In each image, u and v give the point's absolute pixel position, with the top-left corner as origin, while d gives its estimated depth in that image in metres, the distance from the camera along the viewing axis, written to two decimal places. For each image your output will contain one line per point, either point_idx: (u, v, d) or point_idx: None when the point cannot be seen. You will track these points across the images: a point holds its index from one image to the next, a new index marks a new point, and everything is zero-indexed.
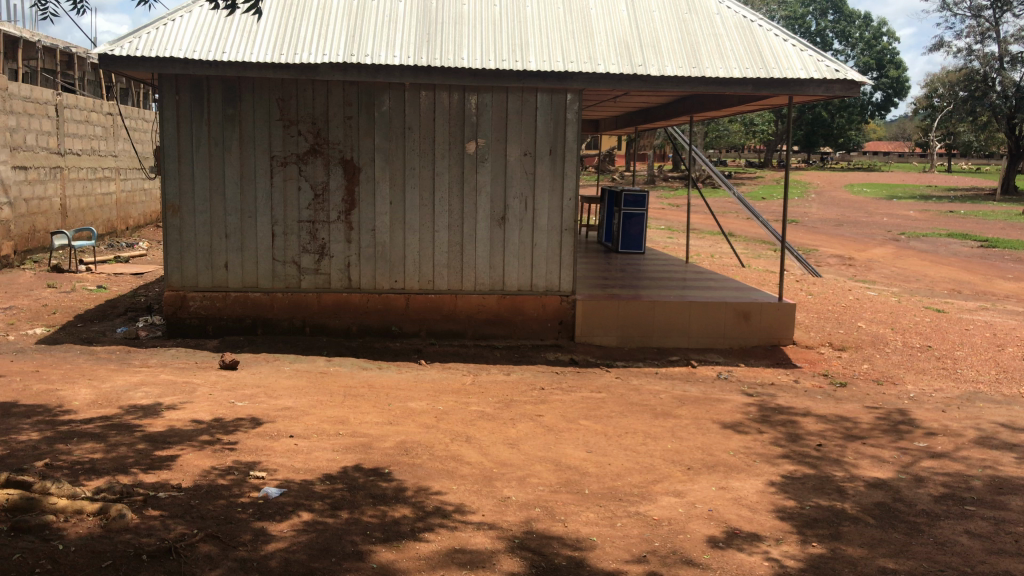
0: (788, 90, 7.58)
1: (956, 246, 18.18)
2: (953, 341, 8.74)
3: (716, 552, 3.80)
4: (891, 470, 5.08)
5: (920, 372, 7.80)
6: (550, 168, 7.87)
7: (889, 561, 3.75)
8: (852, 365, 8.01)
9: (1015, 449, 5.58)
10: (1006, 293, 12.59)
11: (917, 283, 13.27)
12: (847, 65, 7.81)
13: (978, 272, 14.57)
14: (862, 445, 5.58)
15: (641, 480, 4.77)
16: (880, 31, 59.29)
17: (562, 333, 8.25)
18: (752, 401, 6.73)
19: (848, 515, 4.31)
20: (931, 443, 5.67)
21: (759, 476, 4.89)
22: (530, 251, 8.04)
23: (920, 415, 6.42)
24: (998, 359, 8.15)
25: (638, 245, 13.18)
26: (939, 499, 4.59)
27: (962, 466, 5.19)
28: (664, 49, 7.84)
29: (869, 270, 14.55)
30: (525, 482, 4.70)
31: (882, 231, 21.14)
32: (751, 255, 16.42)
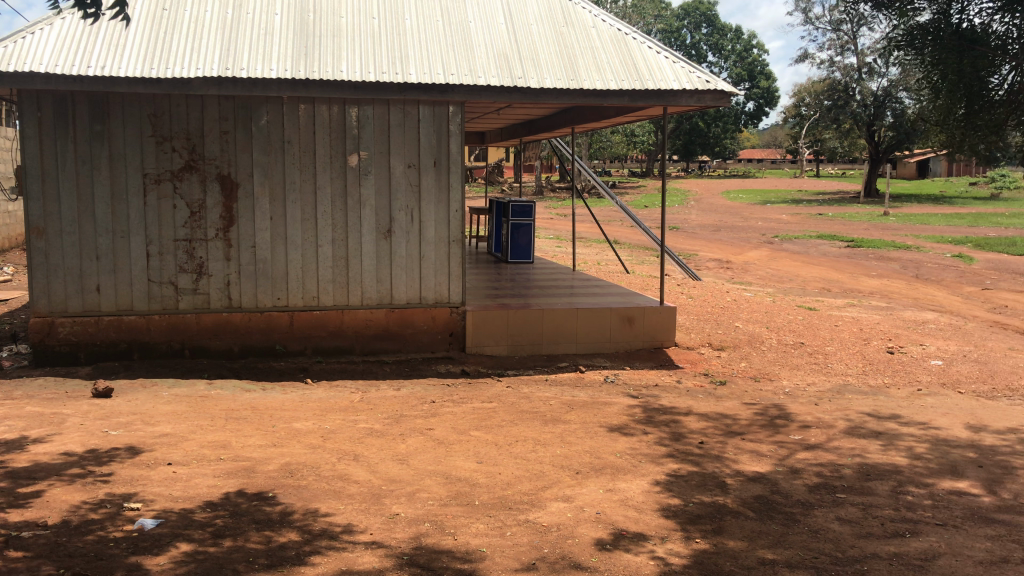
0: (662, 101, 7.84)
1: (825, 247, 19.14)
2: (823, 337, 9.17)
3: (603, 554, 3.85)
4: (769, 463, 5.28)
5: (794, 367, 8.15)
6: (435, 179, 7.86)
7: (767, 552, 3.89)
8: (731, 364, 8.29)
9: (882, 437, 5.89)
10: (871, 290, 13.31)
11: (790, 283, 13.86)
12: (718, 76, 8.11)
13: (845, 271, 15.34)
14: (742, 441, 5.77)
15: (530, 488, 4.79)
16: (750, 43, 62.03)
17: (452, 344, 8.24)
18: (638, 403, 6.87)
19: (730, 510, 4.43)
20: (805, 435, 5.92)
21: (646, 477, 4.99)
22: (418, 264, 7.99)
23: (794, 409, 6.71)
24: (865, 353, 8.58)
25: (526, 255, 13.29)
26: (814, 489, 4.78)
27: (834, 456, 5.44)
28: (542, 61, 7.95)
29: (746, 272, 15.10)
30: (414, 497, 4.65)
31: (757, 235, 22.01)
32: (636, 261, 16.81)
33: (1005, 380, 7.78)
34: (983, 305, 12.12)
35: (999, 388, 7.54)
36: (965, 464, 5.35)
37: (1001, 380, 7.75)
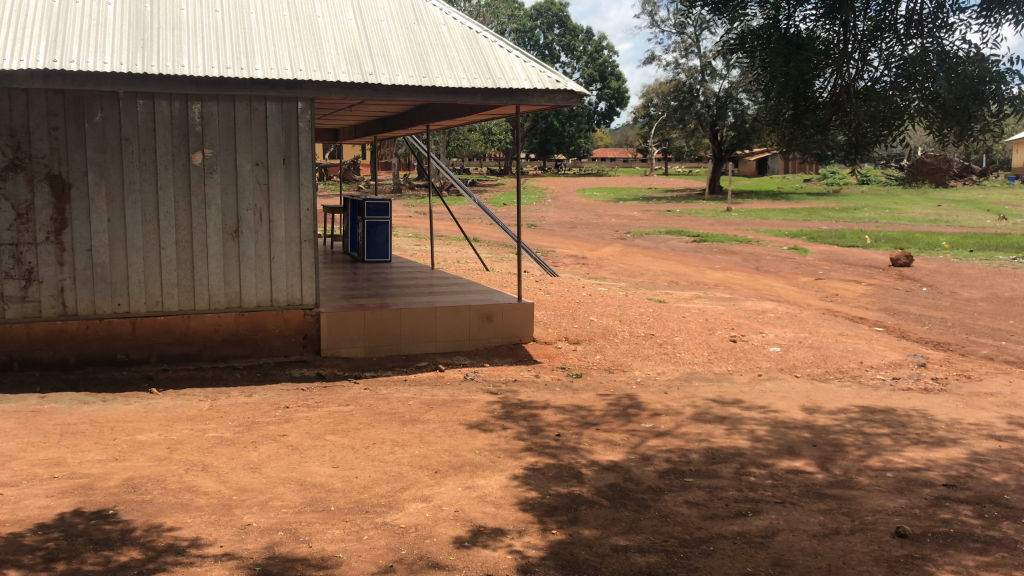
0: (514, 100, 7.93)
1: (673, 242, 19.91)
2: (672, 328, 9.53)
3: (461, 552, 3.85)
4: (622, 452, 5.43)
5: (645, 358, 8.43)
6: (284, 178, 7.65)
7: (621, 539, 3.99)
8: (586, 357, 8.48)
9: (726, 422, 6.18)
10: (715, 282, 13.95)
11: (641, 277, 14.33)
12: (567, 76, 8.28)
13: (692, 265, 16.02)
14: (596, 431, 5.91)
15: (388, 490, 4.73)
16: (600, 45, 63.75)
17: (307, 347, 8.04)
18: (496, 399, 6.92)
19: (585, 500, 4.52)
20: (656, 423, 6.13)
21: (504, 472, 5.02)
22: (268, 264, 7.75)
23: (646, 398, 6.93)
24: (711, 342, 8.98)
25: (383, 254, 13.15)
26: (664, 475, 4.96)
27: (682, 442, 5.65)
28: (393, 58, 7.86)
29: (600, 268, 15.49)
30: (267, 506, 4.49)
31: (610, 231, 22.66)
32: (494, 258, 16.96)
33: (835, 363, 8.32)
34: (817, 295, 12.92)
35: (830, 371, 8.07)
36: (801, 443, 5.68)
37: (832, 364, 8.29)
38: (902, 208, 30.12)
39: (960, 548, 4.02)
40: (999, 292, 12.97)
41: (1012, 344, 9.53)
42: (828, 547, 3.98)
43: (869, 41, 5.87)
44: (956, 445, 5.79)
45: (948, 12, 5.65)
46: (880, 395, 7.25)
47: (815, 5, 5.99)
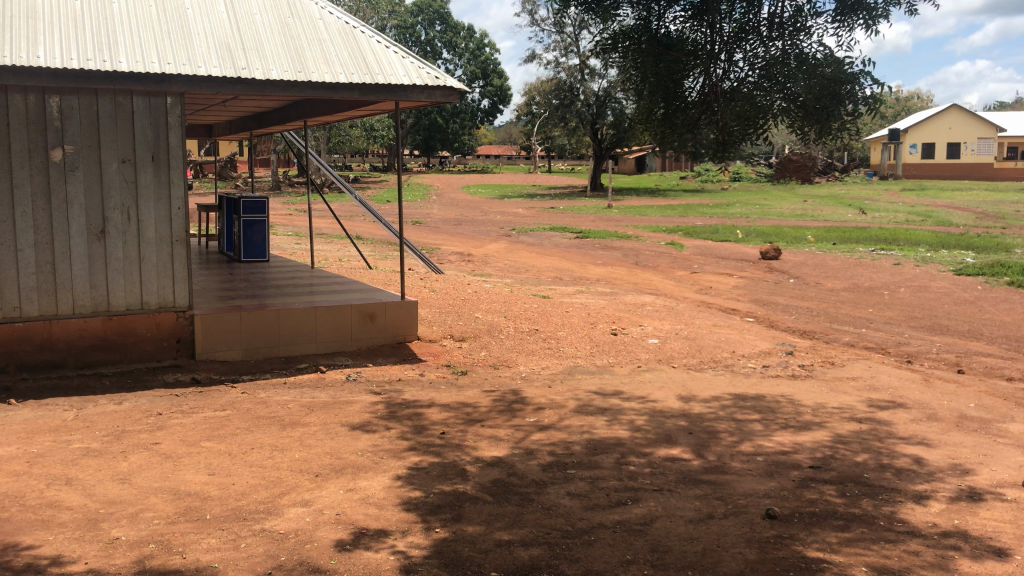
0: (392, 95, 7.85)
1: (557, 238, 20.18)
2: (556, 323, 9.64)
3: (343, 555, 3.78)
4: (506, 447, 5.46)
5: (530, 353, 8.50)
6: (153, 176, 7.34)
7: (504, 533, 4.02)
8: (471, 354, 8.49)
9: (607, 413, 6.30)
10: (597, 277, 14.21)
11: (525, 273, 14.46)
12: (446, 72, 8.26)
13: (575, 260, 16.27)
14: (480, 428, 5.92)
15: (266, 496, 4.60)
16: (482, 43, 63.96)
17: (181, 351, 7.73)
18: (380, 399, 6.83)
19: (469, 497, 4.52)
20: (539, 417, 6.20)
21: (387, 472, 4.97)
22: (138, 266, 7.41)
23: (530, 393, 7.00)
24: (593, 336, 9.14)
25: (262, 253, 12.79)
26: (547, 468, 5.02)
27: (565, 435, 5.74)
28: (267, 52, 7.64)
29: (485, 265, 15.53)
30: (137, 518, 4.29)
31: (495, 228, 22.77)
32: (378, 256, 16.76)
33: (710, 353, 8.62)
34: (693, 288, 13.35)
35: (705, 361, 8.35)
36: (678, 432, 5.86)
37: (707, 354, 8.58)
38: (771, 203, 31.51)
39: (824, 526, 4.24)
40: (859, 283, 13.74)
41: (870, 331, 10.11)
42: (703, 531, 4.12)
43: (734, 43, 6.09)
44: (821, 429, 6.10)
45: (806, 16, 5.92)
46: (751, 382, 7.56)
47: (684, 7, 6.17)
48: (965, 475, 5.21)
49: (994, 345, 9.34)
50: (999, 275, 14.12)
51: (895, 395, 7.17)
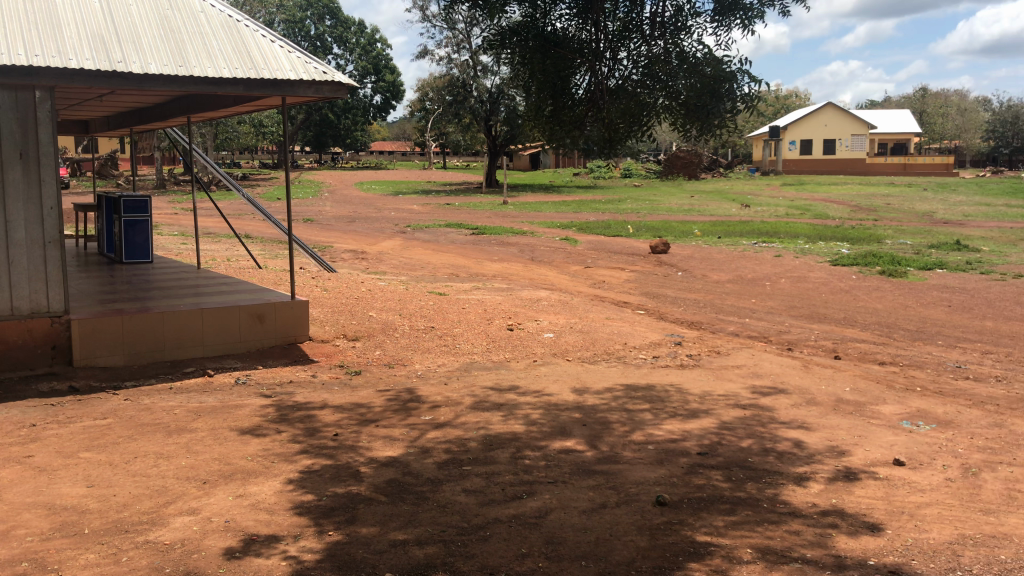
0: (279, 91, 7.67)
1: (453, 234, 20.14)
2: (451, 320, 9.61)
3: (232, 563, 3.68)
4: (401, 446, 5.42)
5: (425, 351, 8.45)
6: (22, 174, 6.93)
7: (399, 533, 3.99)
8: (365, 353, 8.38)
9: (502, 409, 6.34)
10: (493, 273, 14.26)
11: (420, 270, 14.37)
12: (334, 68, 8.13)
13: (471, 257, 16.28)
14: (375, 428, 5.86)
15: (150, 506, 4.42)
16: (373, 38, 63.28)
17: (57, 359, 7.33)
18: (271, 402, 6.67)
19: (363, 498, 4.47)
20: (435, 415, 6.18)
21: (278, 477, 4.85)
22: (6, 271, 6.98)
23: (425, 391, 6.96)
24: (488, 332, 9.17)
25: (145, 254, 12.30)
26: (442, 466, 5.01)
27: (460, 432, 5.74)
28: (145, 45, 7.33)
29: (379, 262, 15.35)
30: (8, 537, 4.06)
31: (390, 225, 22.55)
32: (269, 255, 16.36)
33: (603, 346, 8.77)
34: (587, 282, 13.55)
35: (599, 354, 8.50)
36: (571, 424, 5.94)
37: (601, 347, 8.73)
38: (661, 198, 32.37)
39: (711, 510, 4.38)
40: (744, 274, 14.23)
41: (755, 321, 10.50)
42: (596, 521, 4.19)
43: (619, 41, 6.20)
44: (708, 416, 6.30)
45: (686, 15, 6.07)
46: (643, 373, 7.73)
47: (569, 5, 6.23)
48: (841, 456, 5.47)
49: (868, 332, 9.84)
50: (871, 264, 14.88)
51: (777, 381, 7.47)
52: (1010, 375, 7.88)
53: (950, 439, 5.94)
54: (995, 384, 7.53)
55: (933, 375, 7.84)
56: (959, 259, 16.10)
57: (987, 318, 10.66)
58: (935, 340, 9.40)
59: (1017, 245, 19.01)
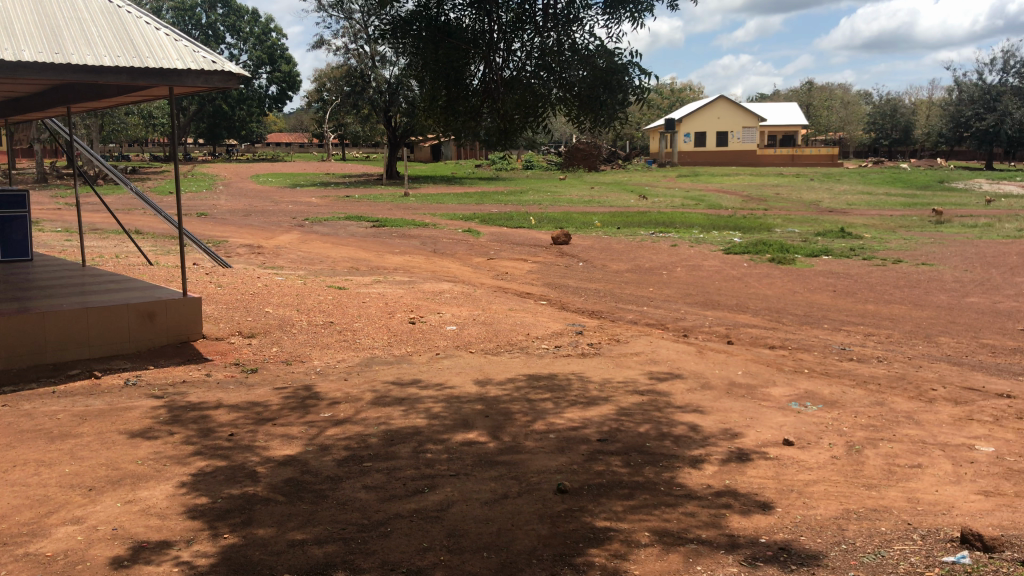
0: (165, 81, 7.38)
1: (353, 227, 19.84)
2: (351, 314, 9.45)
3: (121, 573, 3.53)
4: (299, 444, 5.31)
5: (324, 346, 8.30)
6: None
7: (297, 533, 3.92)
8: (261, 350, 8.15)
9: (404, 403, 6.29)
10: (394, 266, 14.11)
11: (320, 264, 14.11)
12: (224, 57, 7.89)
13: (371, 250, 16.07)
14: (272, 426, 5.72)
15: (31, 516, 4.20)
16: (268, 28, 61.73)
17: None
18: (162, 403, 6.43)
19: (259, 498, 4.36)
20: (335, 412, 6.08)
21: (169, 480, 4.68)
22: None
23: (323, 387, 6.84)
24: (389, 325, 9.07)
25: (24, 252, 11.66)
26: (342, 463, 4.94)
27: (360, 428, 5.67)
28: (17, 31, 6.92)
29: (276, 257, 14.99)
30: None
31: (288, 218, 22.04)
32: (160, 251, 15.76)
33: (506, 337, 8.80)
34: (489, 273, 13.56)
35: (501, 345, 8.52)
36: (473, 416, 5.94)
37: (503, 338, 8.76)
38: (560, 190, 32.70)
39: (611, 495, 4.45)
40: (642, 264, 14.52)
41: (653, 309, 10.72)
42: (498, 511, 4.21)
43: (513, 32, 6.21)
44: (607, 403, 6.40)
45: (578, 8, 6.12)
46: (545, 363, 7.80)
47: None
48: (734, 438, 5.65)
49: (760, 317, 10.18)
50: (763, 252, 15.40)
51: (674, 367, 7.65)
52: (891, 355, 8.28)
53: (835, 418, 6.20)
54: (877, 364, 7.91)
55: (820, 357, 8.17)
56: (843, 246, 16.85)
57: (869, 302, 11.18)
58: (822, 324, 9.80)
59: (896, 231, 20.02)
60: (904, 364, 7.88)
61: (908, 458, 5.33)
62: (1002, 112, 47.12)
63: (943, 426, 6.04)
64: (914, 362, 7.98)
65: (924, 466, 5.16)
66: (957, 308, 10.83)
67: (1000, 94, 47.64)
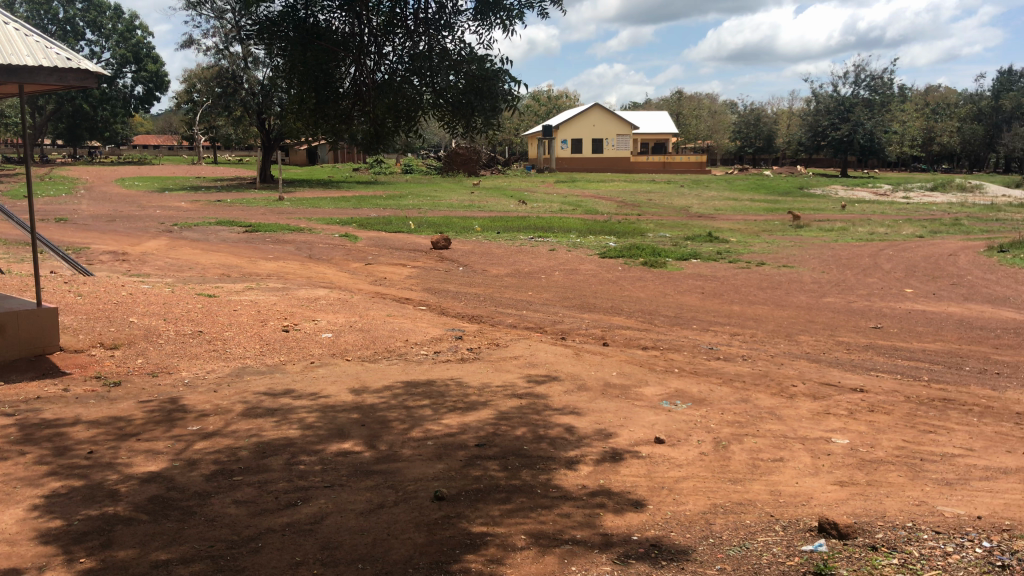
0: (16, 78, 6.83)
1: (224, 233, 19.20)
2: (222, 323, 9.12)
3: None
4: (164, 460, 5.09)
5: (193, 357, 7.98)
6: None
7: (162, 553, 3.75)
8: (125, 362, 7.71)
9: (277, 414, 6.12)
10: (268, 273, 13.74)
11: (189, 271, 13.57)
12: (80, 55, 7.51)
13: (244, 256, 15.59)
14: (135, 442, 5.46)
15: None
16: (133, 25, 59.16)
17: None
18: (13, 421, 6.02)
19: (120, 518, 4.14)
20: (203, 425, 5.86)
21: (20, 503, 4.39)
22: None
23: (192, 400, 6.58)
24: (262, 334, 8.82)
25: None
26: (210, 478, 4.76)
27: (230, 441, 5.49)
28: None
29: (142, 264, 14.34)
30: None
31: (155, 224, 21.12)
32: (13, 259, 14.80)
33: (383, 344, 8.71)
34: (366, 279, 13.39)
35: (379, 352, 8.42)
36: (349, 425, 5.85)
37: (381, 345, 8.66)
38: (439, 195, 32.67)
39: (488, 500, 4.47)
40: (520, 268, 14.66)
41: (530, 312, 10.84)
42: (373, 521, 4.15)
43: (384, 35, 6.15)
44: (485, 407, 6.42)
45: (448, 13, 6.12)
46: (423, 369, 7.75)
47: None
48: (609, 438, 5.77)
49: (633, 319, 10.45)
50: (636, 256, 15.82)
51: (551, 370, 7.76)
52: (755, 353, 8.66)
53: (703, 416, 6.43)
54: (743, 362, 8.25)
55: (690, 357, 8.46)
56: (711, 249, 17.50)
57: (735, 303, 11.67)
58: (691, 325, 10.15)
59: (759, 235, 20.96)
60: (768, 362, 8.24)
61: (771, 452, 5.57)
62: (854, 123, 50.08)
63: (803, 420, 6.35)
64: (776, 360, 8.37)
65: (785, 459, 5.41)
66: (815, 308, 11.43)
67: (852, 106, 50.60)
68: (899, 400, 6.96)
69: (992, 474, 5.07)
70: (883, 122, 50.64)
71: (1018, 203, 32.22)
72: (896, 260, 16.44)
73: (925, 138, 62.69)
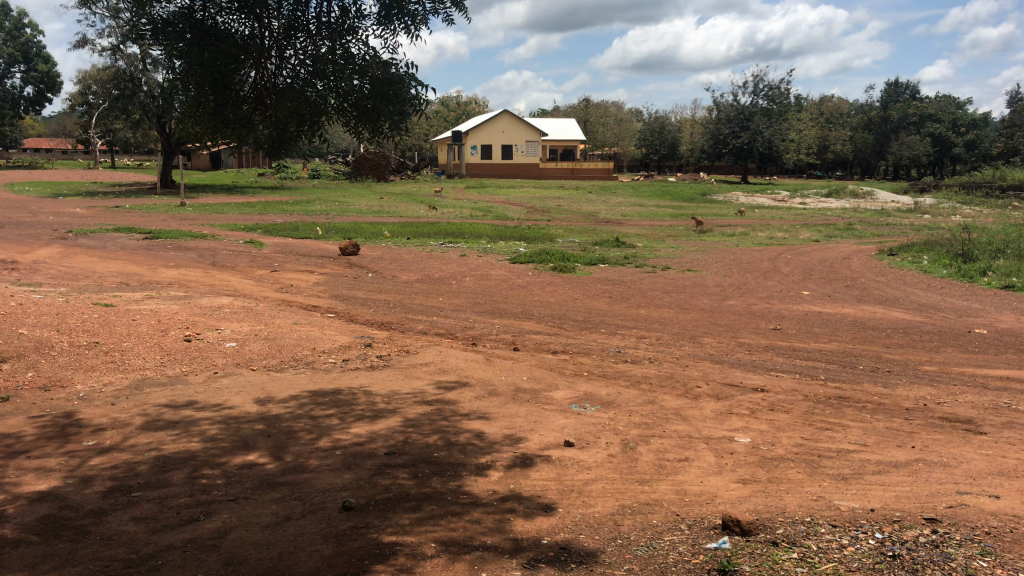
0: None
1: (122, 240, 18.52)
2: (119, 333, 8.77)
3: None
4: (57, 477, 4.86)
5: (89, 369, 7.64)
6: None
7: None
8: (14, 375, 7.29)
9: (177, 426, 5.92)
10: (169, 281, 13.32)
11: (83, 280, 13.02)
12: None
13: (143, 263, 15.06)
14: (25, 460, 5.20)
15: None
16: (21, 23, 56.63)
17: None
18: None
19: (7, 541, 3.94)
20: (99, 440, 5.63)
21: None
22: None
23: (87, 414, 6.31)
24: (163, 344, 8.53)
25: None
26: (106, 495, 4.58)
27: (128, 456, 5.29)
28: None
29: (33, 272, 13.69)
30: None
31: (47, 230, 20.20)
32: None
33: (290, 352, 8.54)
34: (272, 286, 13.11)
35: (286, 361, 8.25)
36: (254, 436, 5.71)
37: (287, 353, 8.49)
38: (347, 200, 32.30)
39: (398, 509, 4.43)
40: (431, 274, 14.61)
41: (441, 318, 10.81)
42: (279, 535, 4.06)
43: (284, 39, 6.05)
44: (394, 415, 6.37)
45: (352, 18, 6.06)
46: (332, 377, 7.63)
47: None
48: (518, 443, 5.79)
49: (543, 324, 10.53)
50: (545, 262, 15.94)
51: (461, 376, 7.75)
52: (662, 356, 8.83)
53: (611, 418, 6.53)
54: (649, 364, 8.41)
55: (598, 360, 8.57)
56: (619, 254, 17.80)
57: (641, 306, 11.90)
58: (599, 328, 10.30)
59: (664, 240, 21.44)
60: (673, 364, 8.43)
61: (676, 452, 5.70)
62: (753, 131, 51.68)
63: (707, 420, 6.52)
64: (681, 361, 8.57)
65: (690, 459, 5.53)
66: (718, 310, 11.76)
67: (752, 114, 52.17)
68: (798, 398, 7.22)
69: (884, 468, 5.30)
70: (781, 131, 52.41)
71: (905, 209, 33.76)
72: (794, 263, 17.06)
73: (820, 146, 65.14)
